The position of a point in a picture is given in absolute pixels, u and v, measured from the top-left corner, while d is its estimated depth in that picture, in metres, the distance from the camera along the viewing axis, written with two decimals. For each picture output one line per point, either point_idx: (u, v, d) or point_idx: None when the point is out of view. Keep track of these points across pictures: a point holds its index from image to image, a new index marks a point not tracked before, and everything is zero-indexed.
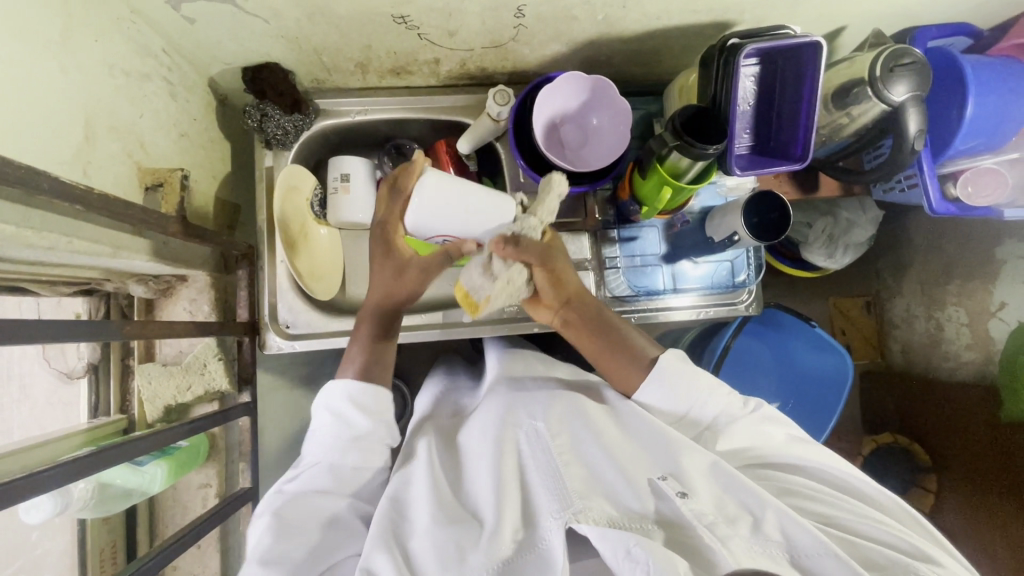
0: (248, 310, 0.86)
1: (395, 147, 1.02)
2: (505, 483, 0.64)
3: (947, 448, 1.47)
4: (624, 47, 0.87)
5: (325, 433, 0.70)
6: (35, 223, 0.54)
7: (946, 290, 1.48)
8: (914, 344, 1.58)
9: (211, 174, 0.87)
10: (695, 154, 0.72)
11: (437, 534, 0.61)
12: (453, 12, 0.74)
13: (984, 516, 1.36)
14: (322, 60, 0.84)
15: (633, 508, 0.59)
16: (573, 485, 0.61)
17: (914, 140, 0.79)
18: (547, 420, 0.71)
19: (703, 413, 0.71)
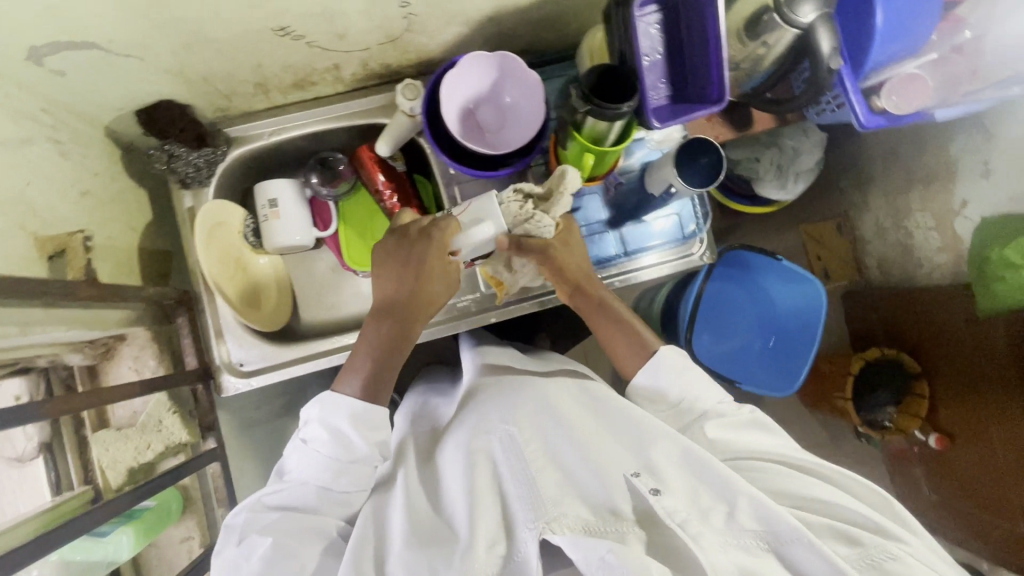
0: (196, 356, 0.84)
1: (320, 160, 0.98)
2: (479, 494, 0.67)
3: (934, 353, 1.48)
4: (526, 17, 0.84)
5: (321, 453, 0.68)
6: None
7: (909, 198, 1.53)
8: (888, 257, 1.65)
9: (130, 226, 0.84)
10: (608, 116, 0.70)
11: (412, 553, 0.62)
12: (334, 15, 0.71)
13: (975, 413, 1.38)
14: (217, 87, 0.81)
15: (607, 508, 0.63)
16: (547, 491, 0.64)
17: (829, 60, 0.76)
18: (518, 425, 0.73)
19: (696, 404, 0.75)
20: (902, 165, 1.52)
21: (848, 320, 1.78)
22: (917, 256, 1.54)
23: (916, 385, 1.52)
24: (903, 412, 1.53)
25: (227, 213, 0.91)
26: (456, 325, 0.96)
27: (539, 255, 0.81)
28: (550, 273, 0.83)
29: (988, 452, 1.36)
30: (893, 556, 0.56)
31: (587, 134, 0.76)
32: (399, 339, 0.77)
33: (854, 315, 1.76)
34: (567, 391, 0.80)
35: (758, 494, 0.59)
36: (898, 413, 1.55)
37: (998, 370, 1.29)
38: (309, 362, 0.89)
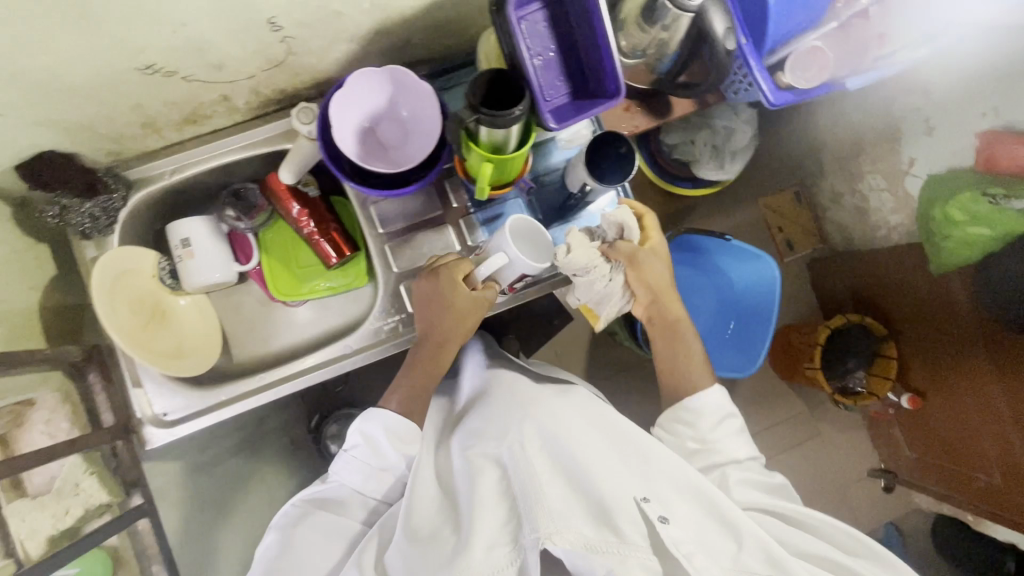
0: (112, 413, 0.82)
1: (232, 192, 0.94)
2: (484, 503, 0.68)
3: (899, 316, 1.47)
4: (417, 27, 0.81)
5: (356, 459, 0.78)
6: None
7: (860, 162, 1.52)
8: (846, 223, 1.63)
9: (29, 285, 0.80)
10: (498, 123, 0.67)
11: (411, 551, 0.67)
12: (202, 46, 0.68)
13: (945, 372, 1.36)
14: (101, 132, 0.77)
15: (607, 524, 0.63)
16: (554, 505, 0.64)
17: (724, 41, 0.75)
18: (533, 443, 0.73)
19: (729, 453, 0.80)
20: (850, 130, 1.52)
21: (813, 286, 1.75)
22: (871, 218, 1.54)
23: (884, 346, 1.49)
24: (872, 375, 1.50)
25: (135, 258, 0.88)
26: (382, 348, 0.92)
27: (626, 258, 0.85)
28: (633, 277, 0.86)
29: (959, 411, 1.35)
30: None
31: (484, 143, 0.73)
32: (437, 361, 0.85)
33: (820, 278, 1.72)
34: (578, 408, 0.79)
35: (767, 543, 0.63)
36: (867, 377, 1.51)
37: (959, 326, 1.28)
38: (236, 404, 0.88)
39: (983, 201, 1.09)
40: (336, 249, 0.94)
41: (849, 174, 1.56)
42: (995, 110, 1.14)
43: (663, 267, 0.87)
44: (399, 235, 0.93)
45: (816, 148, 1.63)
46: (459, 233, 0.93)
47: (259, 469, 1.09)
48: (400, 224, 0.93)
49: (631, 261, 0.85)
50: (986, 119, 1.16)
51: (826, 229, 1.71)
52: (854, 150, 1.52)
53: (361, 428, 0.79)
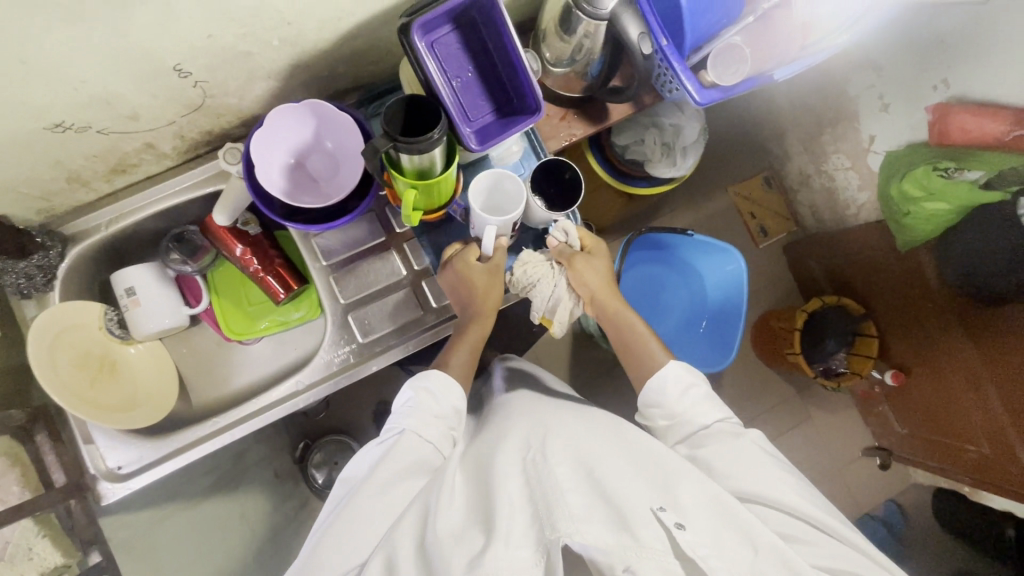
0: (64, 472, 0.80)
1: (174, 237, 0.93)
2: (503, 507, 0.61)
3: (875, 293, 1.45)
4: (335, 56, 0.81)
5: (411, 409, 0.76)
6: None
7: (823, 141, 1.51)
8: (818, 204, 1.61)
9: None
10: (419, 149, 0.66)
11: (434, 538, 0.60)
12: (111, 99, 0.67)
13: (930, 346, 1.33)
14: (25, 191, 0.77)
15: (632, 530, 0.57)
16: (575, 506, 0.59)
17: (640, 44, 0.75)
18: (556, 451, 0.67)
19: (699, 422, 0.77)
20: (808, 112, 1.51)
21: (790, 269, 1.72)
22: (841, 198, 1.54)
23: (863, 325, 1.48)
24: (854, 355, 1.48)
25: (82, 313, 0.88)
26: (333, 382, 0.91)
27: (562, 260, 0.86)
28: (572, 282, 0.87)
29: (948, 384, 1.32)
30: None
31: (409, 170, 0.72)
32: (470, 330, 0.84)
33: (796, 261, 1.69)
34: (603, 425, 0.75)
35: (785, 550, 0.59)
36: (848, 358, 1.49)
37: (936, 301, 1.26)
38: (190, 451, 0.87)
39: (935, 176, 1.08)
40: (281, 283, 0.94)
41: (814, 155, 1.55)
42: (945, 81, 1.12)
43: (600, 266, 0.87)
44: (343, 266, 0.92)
45: (780, 132, 1.62)
46: (405, 258, 0.93)
47: (234, 511, 1.07)
48: (340, 251, 0.92)
49: (567, 262, 0.86)
50: (937, 92, 1.14)
51: (797, 210, 1.69)
52: (816, 129, 1.51)
53: (414, 383, 0.79)
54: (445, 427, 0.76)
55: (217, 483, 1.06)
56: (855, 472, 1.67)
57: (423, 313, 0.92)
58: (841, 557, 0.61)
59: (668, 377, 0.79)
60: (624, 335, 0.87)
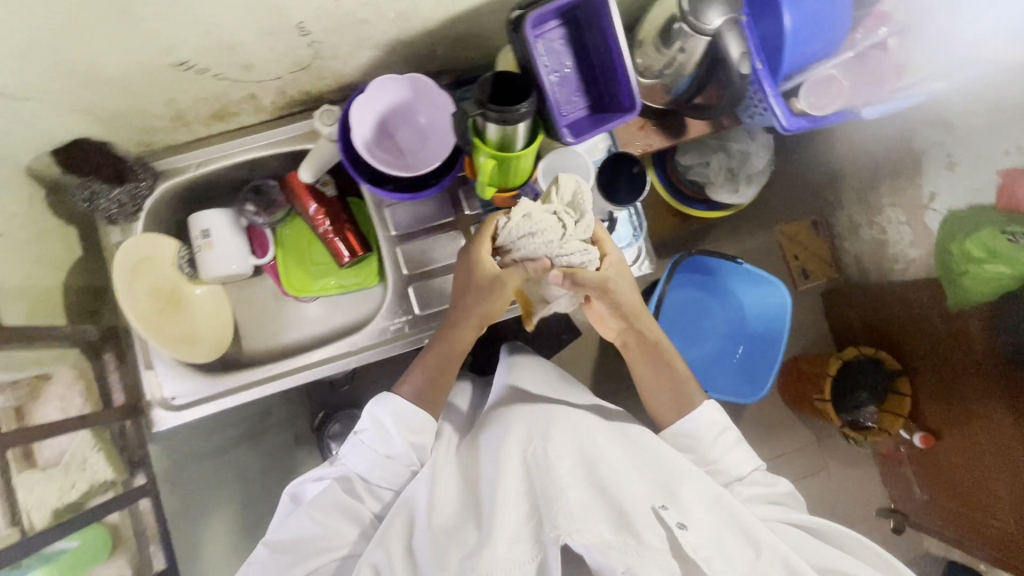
0: (124, 393, 0.84)
1: (253, 188, 0.97)
2: (502, 502, 0.68)
3: (914, 348, 1.42)
4: (439, 37, 0.84)
5: (366, 443, 0.79)
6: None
7: (879, 194, 1.50)
8: (865, 254, 1.59)
9: (56, 264, 0.83)
10: (508, 118, 0.69)
11: (434, 541, 0.69)
12: (234, 46, 0.71)
13: (962, 412, 1.31)
14: (135, 123, 0.81)
15: (628, 525, 0.63)
16: (574, 506, 0.64)
17: (739, 65, 0.76)
18: (559, 448, 0.73)
19: (733, 471, 0.82)
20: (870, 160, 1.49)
21: (827, 316, 1.71)
22: (890, 251, 1.51)
23: (896, 383, 1.46)
24: (884, 411, 1.46)
25: (158, 247, 0.91)
26: (387, 349, 0.94)
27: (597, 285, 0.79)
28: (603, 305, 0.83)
29: (980, 451, 1.28)
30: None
31: (493, 141, 0.75)
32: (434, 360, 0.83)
33: (835, 310, 1.67)
34: (603, 425, 0.81)
35: (787, 553, 0.63)
36: (879, 413, 1.47)
37: (977, 365, 1.23)
38: (243, 393, 0.90)
39: (1002, 239, 1.06)
40: (348, 248, 0.97)
41: (867, 206, 1.55)
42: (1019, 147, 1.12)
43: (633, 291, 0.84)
44: (411, 237, 0.95)
45: (835, 176, 1.63)
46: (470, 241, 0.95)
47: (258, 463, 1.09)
48: (406, 222, 0.95)
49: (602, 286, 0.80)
50: (1010, 157, 1.14)
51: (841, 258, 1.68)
52: (871, 181, 1.52)
53: (371, 414, 0.80)
54: (395, 462, 0.80)
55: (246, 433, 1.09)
56: (865, 531, 1.64)
57: None
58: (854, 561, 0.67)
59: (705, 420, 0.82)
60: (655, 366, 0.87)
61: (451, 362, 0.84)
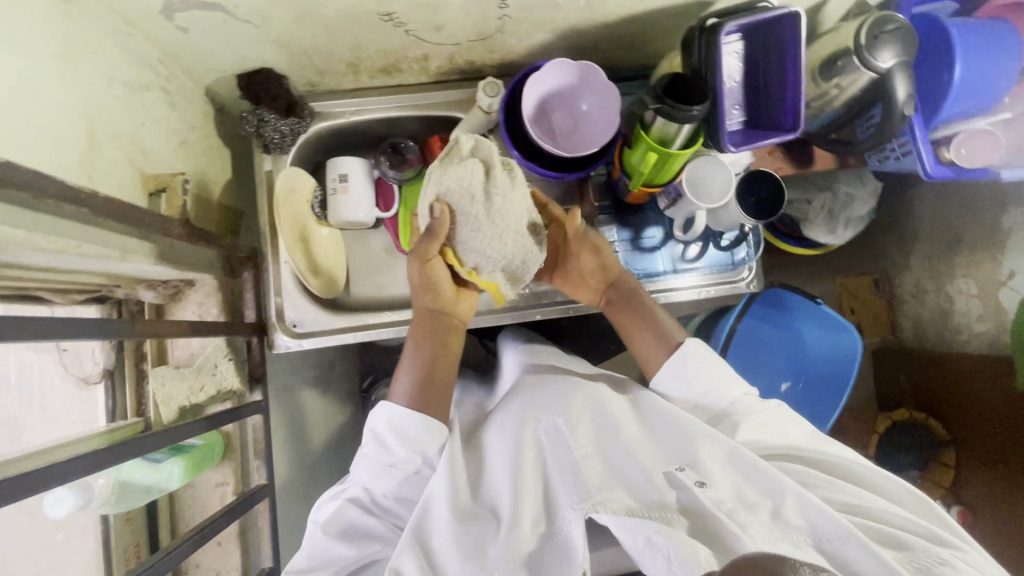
0: (256, 311, 0.87)
1: (391, 146, 1.00)
2: (523, 483, 0.67)
3: (963, 415, 1.31)
4: (609, 32, 0.88)
5: (368, 457, 0.72)
6: (57, 228, 0.52)
7: (953, 263, 1.34)
8: (926, 319, 1.43)
9: (214, 179, 0.88)
10: (677, 117, 0.73)
11: (455, 529, 0.65)
12: (437, 6, 0.75)
13: (1005, 483, 1.21)
14: (315, 62, 0.85)
15: (653, 497, 0.61)
16: (591, 478, 0.64)
17: (903, 106, 0.79)
18: (570, 420, 0.72)
19: (719, 401, 0.76)
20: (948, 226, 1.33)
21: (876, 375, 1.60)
22: (954, 320, 1.36)
23: (940, 453, 1.35)
24: (925, 478, 1.36)
25: (300, 183, 0.94)
26: (501, 316, 0.99)
27: (575, 238, 0.87)
28: (590, 260, 0.88)
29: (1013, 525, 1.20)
30: (941, 560, 0.54)
31: (655, 135, 0.78)
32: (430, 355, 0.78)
33: (884, 367, 1.56)
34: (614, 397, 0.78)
35: (802, 491, 0.59)
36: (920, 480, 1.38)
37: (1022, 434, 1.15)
38: (360, 332, 0.93)
39: None
40: None
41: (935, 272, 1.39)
42: None
43: (608, 248, 0.89)
44: None
45: (907, 237, 1.47)
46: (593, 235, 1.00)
47: None
48: None
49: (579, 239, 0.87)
50: None
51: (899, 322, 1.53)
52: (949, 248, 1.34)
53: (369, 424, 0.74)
54: (400, 475, 0.72)
55: None
56: None
57: None
58: (866, 494, 0.64)
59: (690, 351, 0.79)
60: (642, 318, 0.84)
61: (439, 353, 0.79)
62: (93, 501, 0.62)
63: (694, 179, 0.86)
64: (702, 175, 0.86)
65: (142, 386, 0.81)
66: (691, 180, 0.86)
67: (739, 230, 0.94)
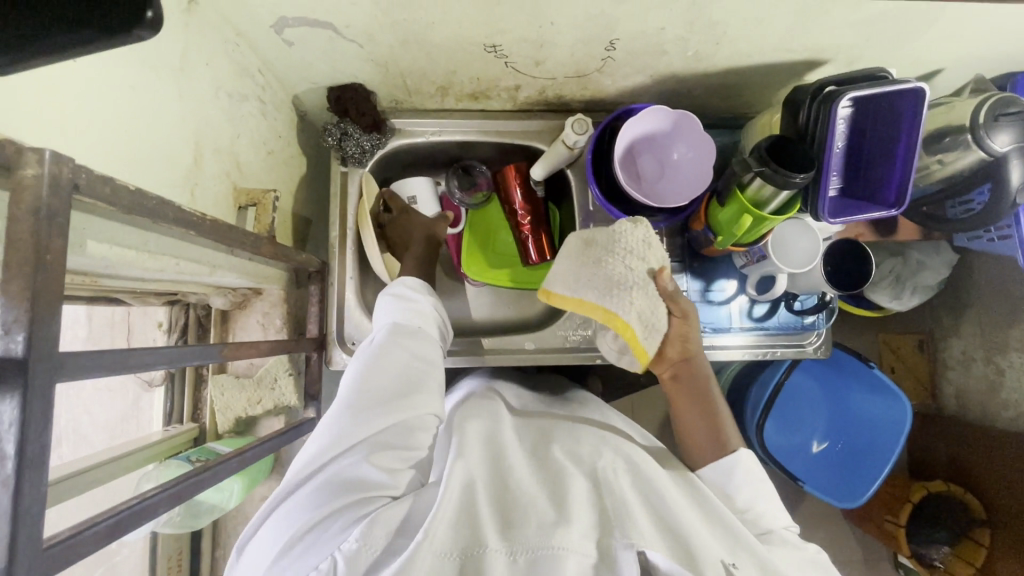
0: (318, 326, 0.85)
1: (461, 168, 1.01)
2: (580, 489, 0.58)
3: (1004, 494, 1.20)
4: (708, 81, 0.85)
5: (389, 311, 0.70)
6: (162, 245, 0.52)
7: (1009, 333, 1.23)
8: (980, 398, 1.31)
9: (291, 190, 0.87)
10: (781, 181, 0.70)
11: (507, 515, 0.55)
12: (544, 43, 0.73)
13: None
14: (406, 82, 0.84)
15: (697, 549, 0.54)
16: (640, 522, 0.55)
17: (1016, 193, 0.77)
18: (631, 459, 0.63)
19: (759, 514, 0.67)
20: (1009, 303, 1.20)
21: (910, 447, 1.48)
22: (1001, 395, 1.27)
23: (975, 530, 1.24)
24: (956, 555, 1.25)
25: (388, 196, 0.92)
26: (556, 356, 0.92)
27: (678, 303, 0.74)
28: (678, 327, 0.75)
29: None
30: None
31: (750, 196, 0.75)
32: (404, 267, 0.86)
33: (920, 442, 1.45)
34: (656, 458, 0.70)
35: None
36: (950, 555, 1.26)
37: None
38: None
39: None
40: (535, 249, 0.96)
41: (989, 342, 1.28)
42: None
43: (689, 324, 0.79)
44: None
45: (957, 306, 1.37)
46: None
47: None
48: None
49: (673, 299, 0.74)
50: None
51: (941, 386, 1.43)
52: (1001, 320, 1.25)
53: (391, 292, 0.73)
54: (424, 320, 0.70)
55: None
56: None
57: None
58: None
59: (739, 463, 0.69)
60: (701, 405, 0.74)
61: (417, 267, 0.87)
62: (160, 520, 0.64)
63: (777, 242, 0.84)
64: (784, 239, 0.84)
65: (200, 391, 0.81)
66: (774, 244, 0.84)
67: (820, 297, 0.89)
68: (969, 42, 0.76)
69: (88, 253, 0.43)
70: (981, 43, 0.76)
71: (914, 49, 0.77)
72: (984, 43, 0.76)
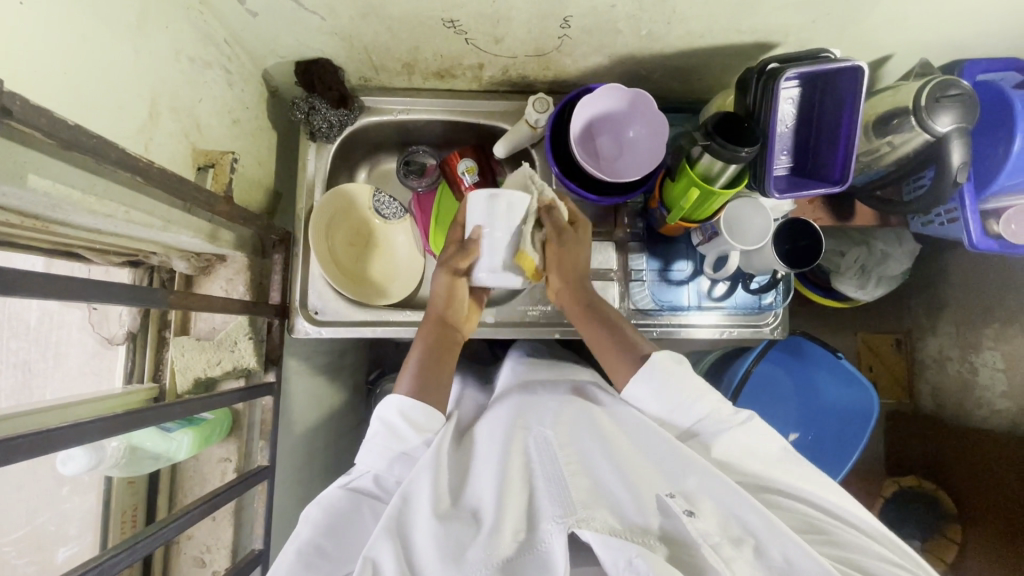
0: (281, 293, 0.88)
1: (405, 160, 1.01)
2: (510, 483, 0.60)
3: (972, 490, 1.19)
4: (667, 63, 0.88)
5: (376, 446, 0.69)
6: (109, 191, 0.54)
7: (981, 332, 1.19)
8: (945, 389, 1.29)
9: (258, 160, 0.89)
10: (725, 155, 0.72)
11: (441, 532, 0.57)
12: (500, 19, 0.76)
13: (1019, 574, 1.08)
14: (372, 58, 0.86)
15: (636, 521, 0.57)
16: (576, 493, 0.58)
17: (956, 172, 0.78)
18: (557, 430, 0.67)
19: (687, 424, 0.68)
20: (975, 296, 1.21)
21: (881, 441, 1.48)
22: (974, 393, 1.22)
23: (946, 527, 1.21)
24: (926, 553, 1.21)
25: (354, 195, 0.96)
26: (518, 330, 0.94)
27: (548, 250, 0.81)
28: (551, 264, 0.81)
29: None
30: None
31: (700, 171, 0.77)
32: (441, 355, 0.78)
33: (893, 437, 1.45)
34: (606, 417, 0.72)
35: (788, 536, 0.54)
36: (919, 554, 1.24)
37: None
38: (390, 326, 0.93)
39: None
40: None
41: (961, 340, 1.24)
42: None
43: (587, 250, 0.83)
44: None
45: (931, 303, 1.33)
46: (623, 259, 0.99)
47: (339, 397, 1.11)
48: None
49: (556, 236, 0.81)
50: None
51: (918, 385, 1.37)
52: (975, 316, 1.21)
53: (379, 414, 0.71)
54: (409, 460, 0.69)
55: (329, 365, 1.10)
56: None
57: (615, 307, 0.98)
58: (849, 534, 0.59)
59: (656, 372, 0.68)
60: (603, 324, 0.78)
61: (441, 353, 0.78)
62: (104, 459, 0.68)
63: (729, 220, 0.85)
64: (738, 216, 0.85)
65: (162, 353, 0.83)
66: (728, 220, 0.85)
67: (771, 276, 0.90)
68: (913, 27, 0.78)
69: (28, 185, 0.45)
70: (926, 28, 0.79)
71: (861, 32, 0.79)
72: (928, 29, 0.79)
